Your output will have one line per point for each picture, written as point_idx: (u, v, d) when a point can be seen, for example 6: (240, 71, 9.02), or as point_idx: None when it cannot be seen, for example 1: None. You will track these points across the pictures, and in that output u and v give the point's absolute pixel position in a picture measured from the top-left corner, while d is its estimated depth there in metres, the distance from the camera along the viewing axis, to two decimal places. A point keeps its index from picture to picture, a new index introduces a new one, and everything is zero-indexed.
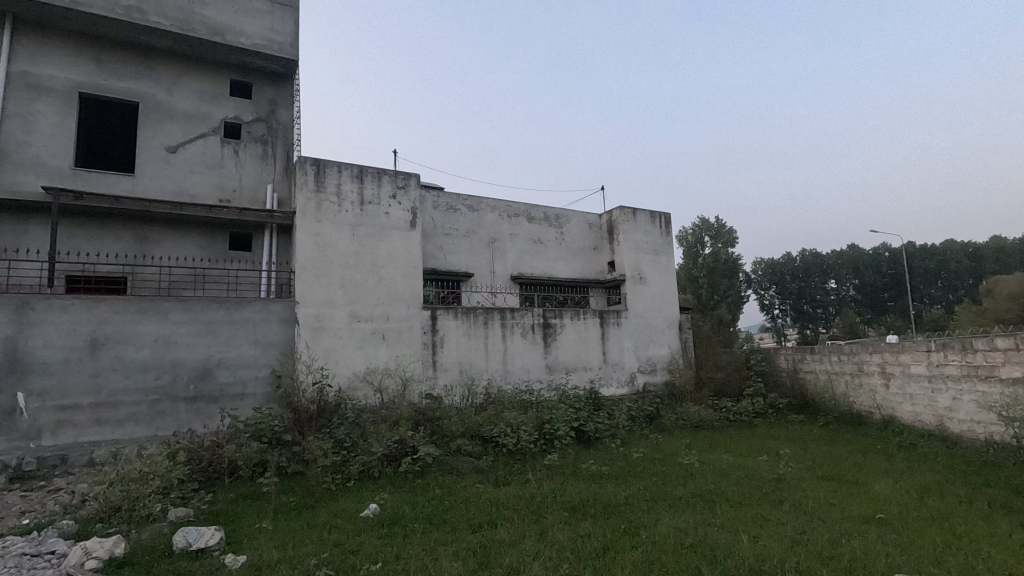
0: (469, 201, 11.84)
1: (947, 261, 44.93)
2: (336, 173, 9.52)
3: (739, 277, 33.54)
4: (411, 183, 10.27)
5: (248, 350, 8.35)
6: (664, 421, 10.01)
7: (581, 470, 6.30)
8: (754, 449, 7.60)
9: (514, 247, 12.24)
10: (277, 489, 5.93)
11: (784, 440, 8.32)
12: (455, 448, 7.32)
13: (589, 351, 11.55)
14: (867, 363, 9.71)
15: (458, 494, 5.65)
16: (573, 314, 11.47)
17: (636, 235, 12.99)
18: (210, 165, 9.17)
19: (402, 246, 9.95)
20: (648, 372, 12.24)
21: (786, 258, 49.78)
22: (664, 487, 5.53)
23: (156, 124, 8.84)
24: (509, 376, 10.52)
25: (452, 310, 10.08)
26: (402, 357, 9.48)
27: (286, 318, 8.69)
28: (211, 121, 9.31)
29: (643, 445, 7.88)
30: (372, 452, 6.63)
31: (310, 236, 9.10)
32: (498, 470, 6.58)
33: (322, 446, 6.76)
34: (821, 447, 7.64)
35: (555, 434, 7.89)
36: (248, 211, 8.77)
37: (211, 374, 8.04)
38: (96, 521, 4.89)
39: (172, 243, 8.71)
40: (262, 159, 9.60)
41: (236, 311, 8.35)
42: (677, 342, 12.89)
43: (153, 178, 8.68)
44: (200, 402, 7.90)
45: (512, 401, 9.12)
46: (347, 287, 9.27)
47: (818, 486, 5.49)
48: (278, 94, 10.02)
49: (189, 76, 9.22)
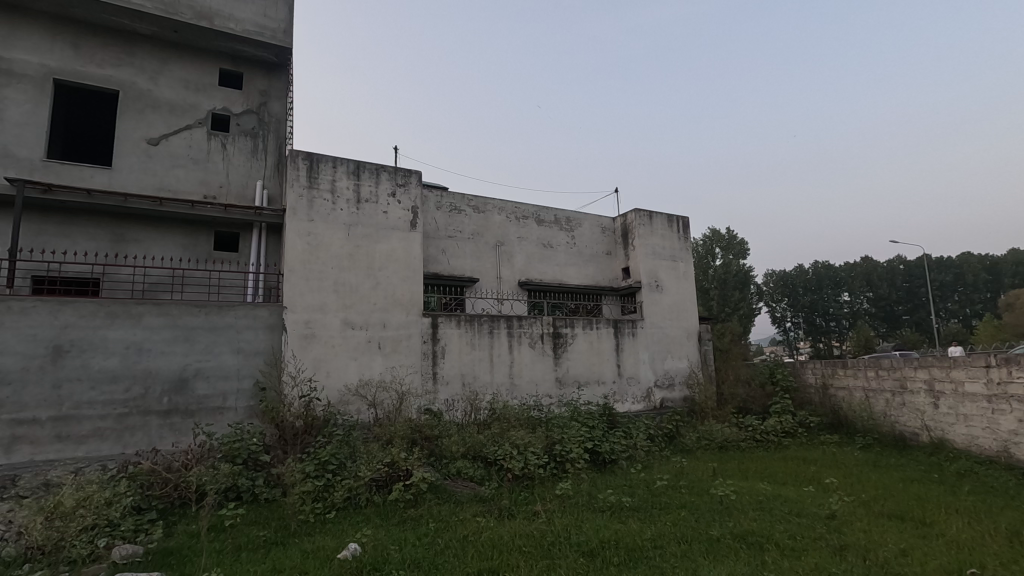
0: (475, 202, 11.11)
1: (963, 274, 43.81)
2: (331, 168, 8.83)
3: (750, 289, 32.65)
4: (411, 181, 9.56)
5: (230, 359, 7.61)
6: (685, 441, 9.14)
7: (597, 503, 5.46)
8: (793, 477, 6.71)
9: (522, 252, 11.48)
10: (246, 521, 5.14)
11: (823, 466, 7.43)
12: (453, 472, 6.50)
13: (603, 364, 10.71)
14: (911, 379, 8.83)
15: (456, 531, 4.83)
16: (586, 323, 10.66)
17: (652, 239, 12.19)
18: (196, 159, 8.51)
19: (402, 248, 9.21)
20: (665, 386, 11.38)
21: (799, 270, 48.77)
22: (697, 526, 4.69)
23: (137, 114, 8.21)
24: (517, 390, 9.70)
25: (454, 318, 9.30)
26: (400, 368, 8.70)
27: (272, 325, 7.96)
28: (198, 112, 8.67)
29: (665, 470, 7.04)
30: (360, 476, 5.83)
31: (301, 236, 8.39)
32: (503, 500, 5.75)
33: (304, 469, 5.98)
34: (869, 476, 6.74)
35: (568, 457, 7.04)
36: (234, 207, 8.11)
37: (188, 385, 7.30)
38: (22, 563, 4.10)
39: (151, 243, 8.03)
40: (251, 154, 8.94)
41: (218, 316, 7.63)
42: (696, 354, 12.03)
43: (132, 172, 8.04)
44: (175, 416, 7.16)
45: (519, 418, 8.31)
46: (340, 291, 8.53)
47: (883, 528, 4.61)
48: (271, 85, 9.39)
49: (175, 64, 8.61)
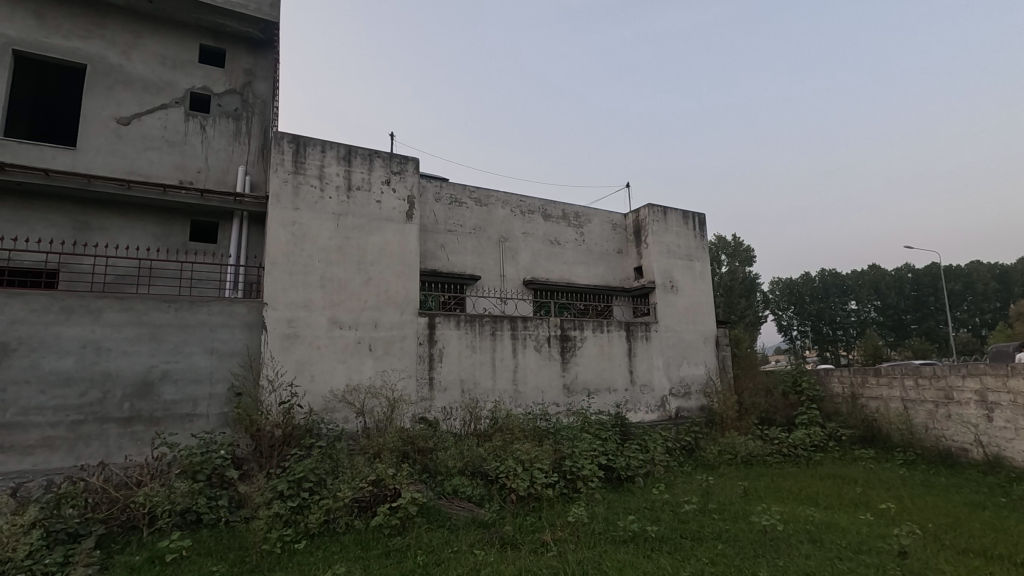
0: (477, 194, 10.35)
1: (973, 282, 42.92)
2: (319, 153, 8.09)
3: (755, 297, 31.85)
4: (408, 169, 8.79)
5: (202, 360, 6.82)
6: (705, 455, 8.28)
7: (617, 532, 4.66)
8: (838, 500, 5.89)
9: (527, 248, 10.69)
10: (198, 552, 4.33)
11: (868, 487, 6.58)
12: (449, 491, 5.67)
13: (614, 370, 9.88)
14: (959, 389, 8.04)
15: (450, 567, 4.02)
16: (596, 325, 9.84)
17: (667, 237, 11.38)
18: (171, 141, 7.77)
19: (397, 241, 8.43)
20: (681, 395, 10.54)
21: (805, 278, 47.94)
22: (742, 565, 3.87)
23: (106, 91, 7.48)
24: (521, 398, 8.86)
25: (453, 318, 8.50)
26: (393, 372, 7.89)
27: (251, 323, 7.18)
28: (174, 90, 7.93)
29: (689, 489, 6.23)
30: (339, 497, 5.03)
31: (285, 226, 7.63)
32: (506, 526, 4.93)
33: (275, 489, 5.16)
34: (925, 499, 5.91)
35: (580, 474, 6.18)
36: (211, 193, 7.36)
37: (153, 389, 6.51)
38: None
39: (118, 231, 7.28)
40: (233, 137, 8.20)
41: (191, 312, 6.86)
42: (713, 360, 11.21)
43: (99, 154, 7.31)
44: (137, 425, 6.36)
45: (524, 429, 7.48)
46: (328, 287, 7.75)
47: (970, 568, 3.81)
48: (256, 64, 8.67)
49: (150, 39, 7.89)
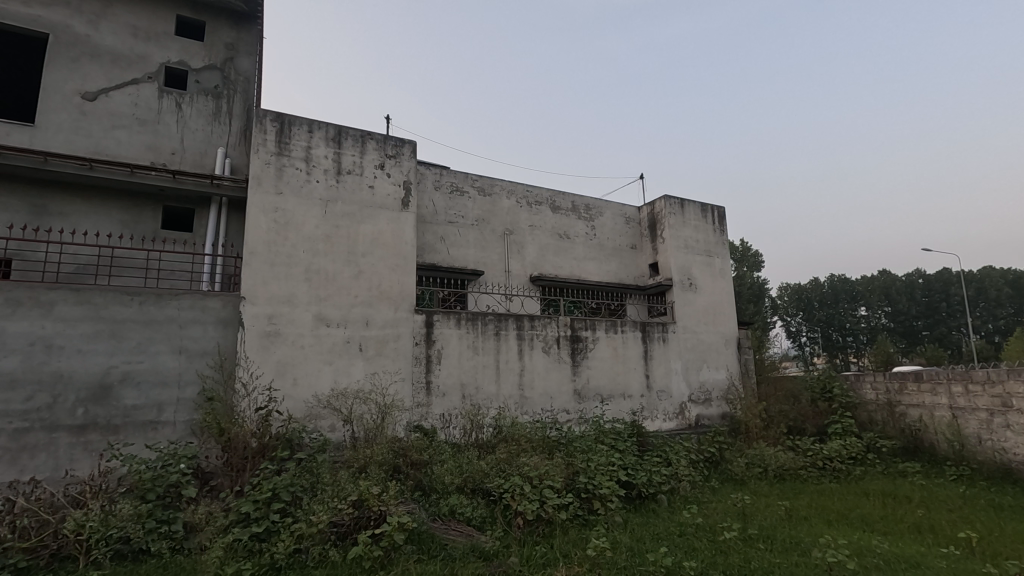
0: (479, 182, 9.59)
1: (987, 288, 41.90)
2: (306, 133, 7.35)
3: (760, 304, 30.93)
4: (404, 152, 8.04)
5: (169, 361, 6.06)
6: (732, 468, 7.43)
7: (646, 568, 3.85)
8: (901, 526, 5.04)
9: (534, 242, 9.91)
10: None
11: (928, 508, 5.72)
12: (444, 512, 4.87)
13: (629, 374, 9.04)
14: (1020, 397, 7.22)
15: None
16: (610, 324, 9.03)
17: (685, 230, 10.56)
18: (142, 119, 7.05)
19: (391, 231, 7.66)
20: (701, 401, 9.71)
21: (814, 283, 46.94)
22: None
23: (70, 62, 6.77)
24: (528, 405, 8.05)
25: (453, 316, 7.71)
26: (385, 375, 7.10)
27: (226, 319, 6.43)
28: (147, 64, 7.23)
29: (721, 510, 5.41)
30: (313, 521, 4.22)
31: (267, 212, 6.88)
32: (511, 558, 4.13)
33: (238, 510, 4.36)
34: (1002, 524, 5.07)
35: (596, 493, 5.35)
36: (184, 175, 6.62)
37: (111, 393, 5.75)
38: None
39: (80, 217, 6.56)
40: (212, 115, 7.48)
41: (157, 307, 6.11)
42: (735, 364, 10.38)
43: (61, 132, 6.60)
44: (91, 434, 5.59)
45: (532, 439, 6.67)
46: (313, 280, 6.98)
47: None
48: (238, 38, 7.97)
49: (121, 7, 7.19)
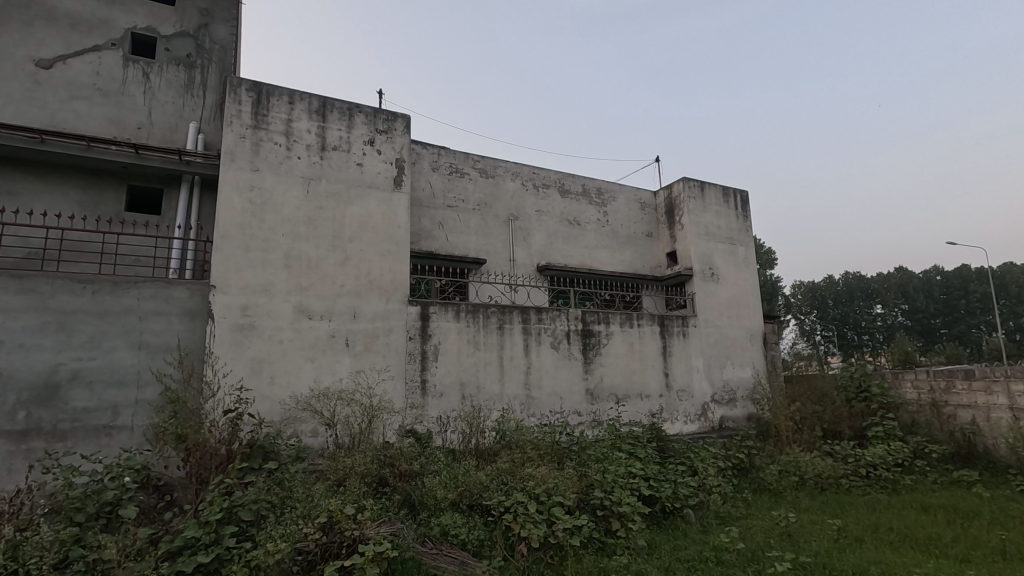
0: (481, 163, 8.82)
1: (1008, 284, 40.56)
2: (286, 104, 6.62)
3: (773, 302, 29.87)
4: (396, 127, 7.28)
5: (127, 358, 5.34)
6: (765, 476, 6.60)
7: None
8: (985, 553, 4.17)
9: (541, 229, 9.13)
10: None
11: (1005, 528, 4.86)
12: (435, 533, 4.11)
13: (647, 372, 8.22)
14: None
15: None
16: (625, 317, 8.22)
17: (706, 215, 9.71)
18: (105, 90, 6.35)
19: (381, 213, 6.90)
20: (725, 402, 8.89)
21: (829, 280, 45.75)
22: None
23: (23, 26, 6.07)
24: (534, 406, 7.25)
25: (451, 308, 6.93)
26: (373, 373, 6.34)
27: (193, 310, 5.70)
28: (111, 31, 6.55)
29: (761, 531, 4.58)
30: (272, 549, 3.44)
31: (241, 190, 6.13)
32: None
33: (183, 536, 3.60)
34: None
35: (615, 511, 4.54)
36: (149, 149, 5.91)
37: (58, 394, 5.04)
38: None
39: (33, 197, 5.87)
40: (183, 87, 6.79)
41: (114, 296, 5.39)
42: (760, 360, 9.53)
43: (11, 102, 5.90)
44: (34, 441, 4.88)
45: (539, 445, 5.88)
46: (293, 267, 6.23)
47: None
48: (213, 3, 7.27)
49: None
